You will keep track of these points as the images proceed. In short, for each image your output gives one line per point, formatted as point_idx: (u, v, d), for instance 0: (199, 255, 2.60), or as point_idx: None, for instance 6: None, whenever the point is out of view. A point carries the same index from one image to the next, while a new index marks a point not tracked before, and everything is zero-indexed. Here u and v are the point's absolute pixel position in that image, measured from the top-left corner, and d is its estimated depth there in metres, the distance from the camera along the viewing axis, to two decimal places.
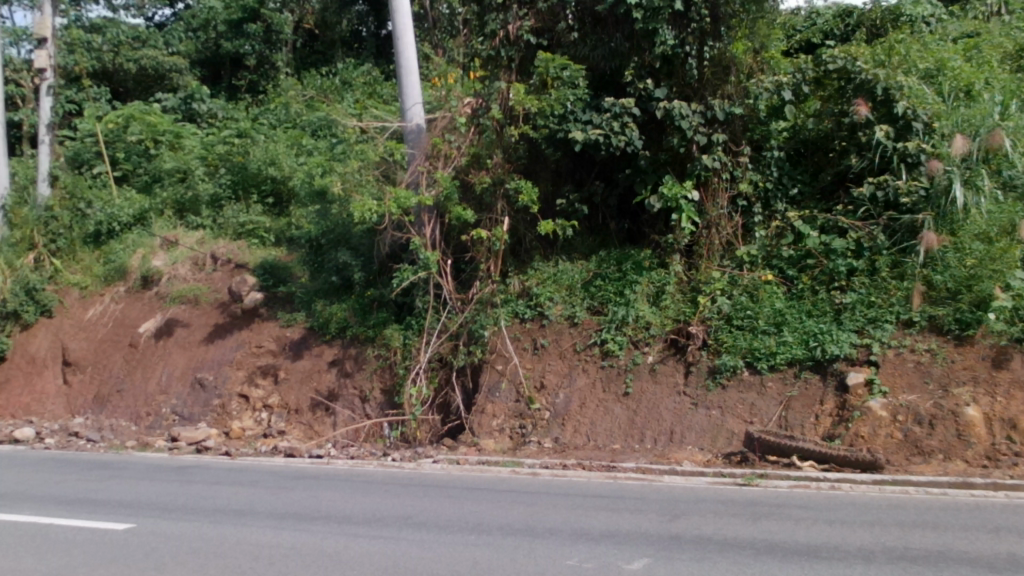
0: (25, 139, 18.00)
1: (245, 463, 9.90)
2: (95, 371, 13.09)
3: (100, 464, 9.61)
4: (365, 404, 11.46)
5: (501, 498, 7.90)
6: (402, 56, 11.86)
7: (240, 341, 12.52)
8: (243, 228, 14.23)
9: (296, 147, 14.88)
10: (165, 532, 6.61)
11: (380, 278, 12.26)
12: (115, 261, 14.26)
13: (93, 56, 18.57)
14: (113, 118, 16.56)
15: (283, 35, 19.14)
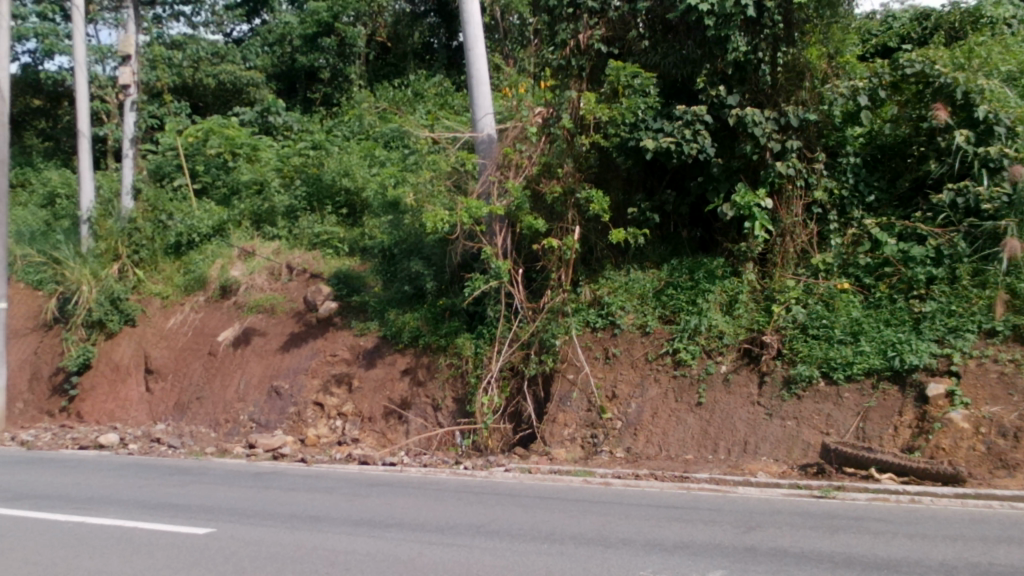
0: (110, 154, 18.56)
1: (320, 470, 10.03)
2: (176, 378, 13.42)
3: (180, 469, 9.82)
4: (437, 412, 11.53)
5: (573, 508, 7.87)
6: (474, 66, 11.92)
7: (315, 350, 12.70)
8: (318, 238, 14.43)
9: (369, 159, 15.17)
10: (244, 537, 6.73)
11: (452, 287, 12.35)
12: (195, 271, 14.60)
13: (174, 72, 19.08)
14: (193, 132, 17.09)
15: (356, 48, 19.37)
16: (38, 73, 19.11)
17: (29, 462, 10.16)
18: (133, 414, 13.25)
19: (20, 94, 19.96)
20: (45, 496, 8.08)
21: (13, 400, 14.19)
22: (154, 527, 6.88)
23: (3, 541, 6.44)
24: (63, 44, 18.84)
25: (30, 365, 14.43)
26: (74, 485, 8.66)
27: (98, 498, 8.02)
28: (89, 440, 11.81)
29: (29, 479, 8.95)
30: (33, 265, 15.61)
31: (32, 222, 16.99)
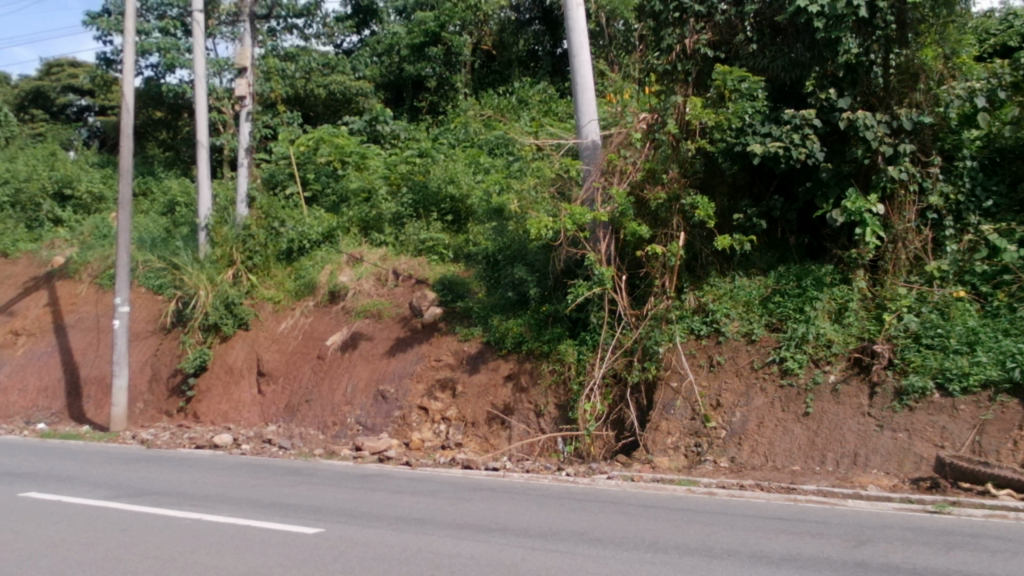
0: (226, 163, 19.15)
1: (425, 473, 10.17)
2: (286, 381, 13.77)
3: (291, 470, 10.08)
4: (540, 418, 11.54)
5: (676, 516, 7.81)
6: (578, 74, 11.87)
7: (420, 354, 12.88)
8: (424, 245, 14.65)
9: (474, 166, 15.52)
10: (352, 537, 6.87)
11: (555, 293, 12.34)
12: (306, 277, 14.97)
13: (287, 83, 19.61)
14: (304, 142, 17.60)
15: (463, 57, 19.54)
16: (160, 86, 19.89)
17: (149, 460, 10.56)
18: (246, 415, 13.63)
19: (144, 106, 20.82)
20: (164, 493, 8.39)
21: (134, 400, 14.71)
22: (266, 526, 7.07)
23: (126, 535, 6.70)
24: (183, 57, 19.54)
25: (151, 366, 14.96)
26: (190, 483, 8.97)
27: (213, 496, 8.29)
28: (205, 440, 12.21)
29: (150, 477, 9.30)
30: (154, 271, 16.21)
31: (153, 229, 17.70)
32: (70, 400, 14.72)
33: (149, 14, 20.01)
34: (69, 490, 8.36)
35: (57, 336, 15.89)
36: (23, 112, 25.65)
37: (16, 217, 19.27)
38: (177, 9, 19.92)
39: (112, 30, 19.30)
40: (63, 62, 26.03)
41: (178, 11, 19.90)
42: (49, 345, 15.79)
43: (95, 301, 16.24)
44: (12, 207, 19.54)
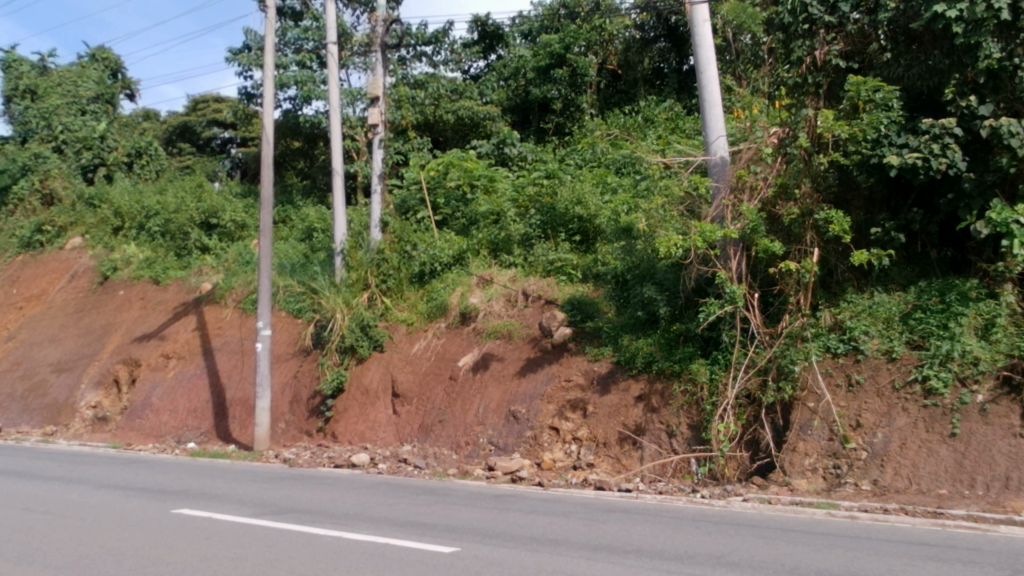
0: (360, 190, 19.67)
1: (558, 494, 10.17)
2: (420, 402, 13.96)
3: (426, 490, 10.24)
4: (672, 438, 11.37)
5: (816, 541, 7.58)
6: (706, 89, 11.74)
7: (551, 374, 12.91)
8: (553, 266, 14.72)
9: (601, 187, 15.66)
10: (488, 557, 6.91)
11: (686, 312, 12.21)
12: (437, 298, 15.23)
13: (417, 110, 20.03)
14: (434, 166, 17.98)
15: (588, 77, 19.77)
16: (298, 117, 20.63)
17: (291, 479, 10.91)
18: (382, 435, 13.87)
19: (283, 137, 21.64)
20: (306, 511, 8.65)
21: (276, 420, 15.16)
22: (403, 545, 7.19)
23: (270, 551, 6.92)
24: (319, 89, 20.22)
25: (291, 388, 15.40)
26: (331, 502, 9.21)
27: (352, 515, 8.49)
28: (343, 459, 12.52)
29: (292, 495, 9.60)
30: (294, 295, 16.77)
31: (292, 255, 18.34)
32: (217, 420, 15.32)
33: (286, 48, 20.80)
34: (218, 507, 8.70)
35: (204, 358, 16.59)
36: (172, 146, 27.13)
37: (167, 246, 20.23)
38: (312, 42, 20.61)
39: (253, 65, 20.17)
40: (208, 98, 27.33)
41: (313, 44, 20.61)
42: (197, 367, 16.49)
43: (240, 325, 16.92)
44: (163, 236, 20.55)
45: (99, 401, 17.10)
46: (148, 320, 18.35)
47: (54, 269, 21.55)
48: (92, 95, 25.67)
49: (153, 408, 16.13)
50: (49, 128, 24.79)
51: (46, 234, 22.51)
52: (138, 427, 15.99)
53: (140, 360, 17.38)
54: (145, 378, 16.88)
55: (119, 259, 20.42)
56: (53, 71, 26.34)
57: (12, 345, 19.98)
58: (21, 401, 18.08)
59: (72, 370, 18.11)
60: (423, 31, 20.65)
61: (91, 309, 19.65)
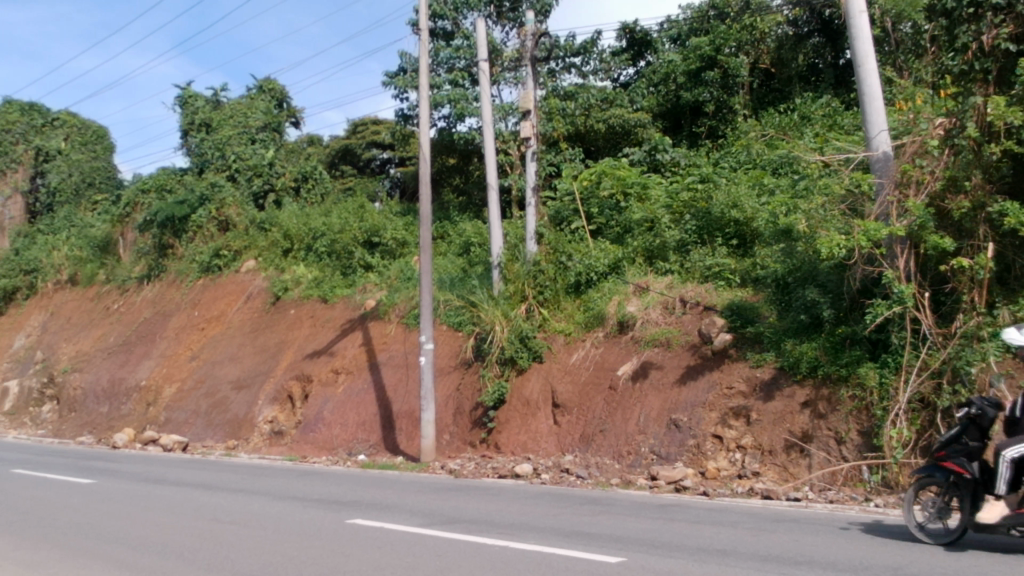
0: (514, 204, 19.97)
1: (724, 503, 9.99)
2: (581, 412, 13.96)
3: (590, 499, 10.25)
4: (842, 446, 10.97)
5: (1002, 552, 7.17)
6: (865, 83, 11.25)
7: (712, 382, 12.70)
8: (710, 271, 14.54)
9: (758, 189, 15.46)
10: (655, 567, 6.86)
11: (852, 314, 11.83)
12: (594, 308, 15.23)
13: (568, 121, 20.10)
14: (587, 176, 18.07)
15: (741, 78, 19.52)
16: (452, 135, 21.09)
17: (458, 489, 11.13)
18: (544, 445, 13.91)
19: (439, 154, 22.27)
20: (473, 521, 8.81)
21: (441, 432, 15.44)
22: (569, 555, 7.22)
23: (441, 561, 7.07)
24: (472, 106, 20.66)
25: (454, 401, 15.61)
26: (497, 512, 9.34)
27: (518, 524, 8.59)
28: (507, 470, 12.68)
29: (459, 505, 9.79)
30: (453, 309, 17.09)
31: (452, 270, 18.73)
32: (385, 433, 15.76)
33: (439, 68, 21.29)
34: (389, 517, 8.96)
35: (371, 373, 17.11)
36: (335, 170, 28.25)
37: (333, 266, 21.05)
38: (464, 60, 21.05)
39: (408, 87, 20.79)
40: (367, 122, 28.32)
41: (465, 63, 21.02)
42: (364, 382, 17.03)
43: (404, 340, 17.37)
44: (329, 256, 21.37)
45: (275, 416, 17.88)
46: (318, 337, 19.08)
47: (230, 291, 22.73)
48: (261, 124, 26.99)
49: (324, 422, 16.75)
50: (223, 158, 26.13)
51: (223, 258, 23.75)
52: (311, 440, 16.64)
53: (311, 375, 18.09)
54: (317, 394, 17.53)
55: (290, 280, 21.35)
56: (225, 104, 27.85)
57: (195, 364, 21.15)
58: (205, 417, 19.12)
59: (250, 387, 19.02)
60: (572, 43, 20.77)
61: (265, 328, 20.60)
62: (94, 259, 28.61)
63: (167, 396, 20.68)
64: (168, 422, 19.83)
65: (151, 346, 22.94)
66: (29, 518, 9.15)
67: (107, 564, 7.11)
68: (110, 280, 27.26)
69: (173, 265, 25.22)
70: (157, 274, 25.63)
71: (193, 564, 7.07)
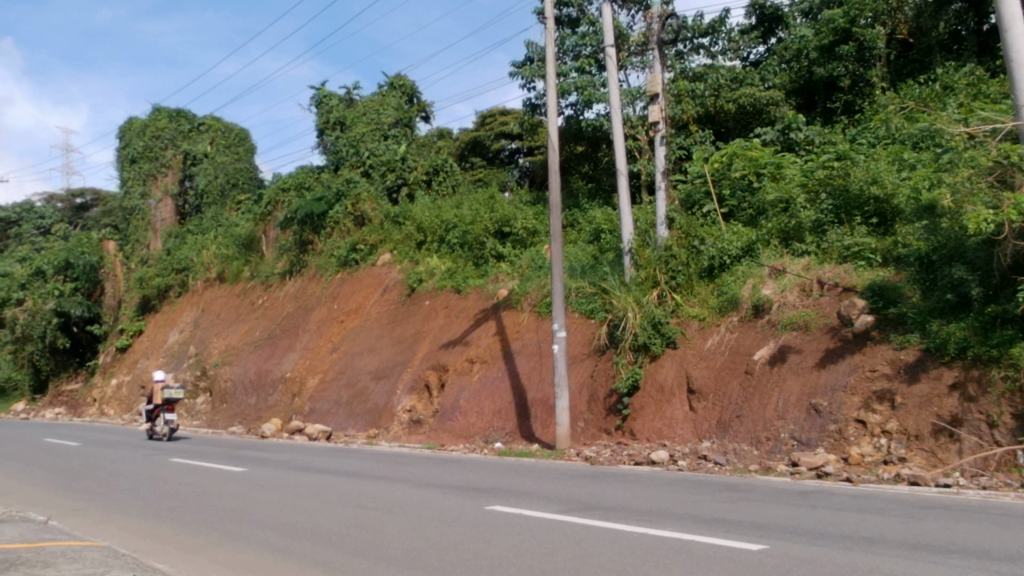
0: (644, 187, 19.83)
1: (870, 490, 9.69)
2: (717, 398, 13.69)
3: (729, 486, 10.11)
4: (994, 430, 10.45)
5: None
6: (1011, 48, 10.73)
7: (853, 365, 12.33)
8: (849, 251, 14.11)
9: (898, 163, 15.00)
10: (797, 555, 6.72)
11: (1002, 292, 11.37)
12: (728, 292, 14.98)
13: (697, 102, 19.80)
14: (718, 158, 17.80)
15: (876, 50, 18.78)
16: (580, 122, 21.09)
17: (594, 476, 11.17)
18: (679, 432, 13.71)
19: (567, 142, 22.29)
20: (612, 508, 8.81)
21: (576, 419, 15.30)
22: (711, 542, 7.13)
23: (580, 547, 7.10)
24: (599, 92, 20.56)
25: (588, 388, 15.48)
26: (634, 499, 9.33)
27: (657, 511, 8.55)
28: (643, 457, 12.63)
29: (596, 492, 9.82)
30: (585, 296, 17.04)
31: (583, 256, 18.73)
32: (521, 420, 15.88)
33: (565, 56, 21.29)
34: (527, 504, 9.06)
35: (506, 361, 17.27)
36: (465, 161, 28.71)
37: (465, 256, 21.34)
38: (590, 47, 20.97)
39: (535, 77, 20.84)
40: (495, 112, 28.70)
41: (591, 49, 20.96)
42: (500, 370, 17.18)
43: (537, 328, 17.47)
44: (462, 247, 21.68)
45: (414, 405, 18.24)
46: (452, 327, 19.39)
47: (368, 284, 23.29)
48: (392, 120, 27.50)
49: (461, 410, 17.01)
50: (357, 155, 26.86)
51: (360, 252, 24.37)
52: (449, 428, 16.90)
53: (447, 365, 18.40)
54: (453, 383, 17.83)
55: (424, 272, 21.75)
56: (358, 102, 28.59)
57: (337, 355, 21.77)
58: (347, 407, 19.69)
59: (389, 376, 19.48)
60: (699, 23, 20.39)
61: (402, 319, 21.05)
62: (239, 257, 29.79)
63: (311, 386, 21.40)
64: (313, 412, 20.52)
65: (295, 338, 23.76)
66: (189, 504, 9.65)
67: (262, 548, 7.43)
68: (255, 276, 28.31)
69: (313, 260, 26.02)
70: (298, 270, 26.47)
71: (341, 549, 7.29)
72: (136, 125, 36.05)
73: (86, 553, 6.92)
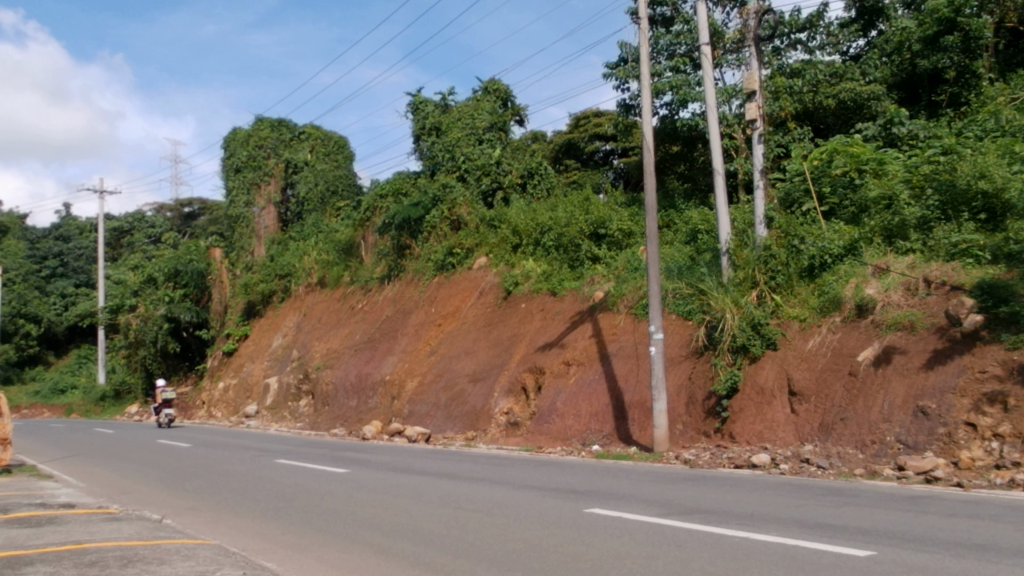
0: (741, 187, 19.58)
1: (982, 495, 9.34)
2: (819, 400, 13.38)
3: (833, 491, 9.89)
4: None
5: None
6: None
7: (962, 366, 11.95)
8: (957, 249, 13.67)
9: (1007, 157, 14.47)
10: (907, 561, 6.52)
11: None
12: (830, 292, 14.65)
13: (796, 99, 19.37)
14: (818, 155, 17.41)
15: (984, 40, 18.16)
16: (675, 122, 20.91)
17: (694, 479, 11.05)
18: (781, 434, 13.43)
19: (662, 142, 22.09)
20: (713, 511, 8.71)
21: (674, 421, 15.12)
22: (815, 547, 6.98)
23: (680, 551, 7.04)
24: (695, 91, 20.37)
25: (686, 390, 15.30)
26: (735, 503, 9.20)
27: (758, 516, 8.41)
28: (743, 460, 12.43)
29: (697, 495, 9.70)
30: (682, 297, 16.88)
31: (679, 257, 18.55)
32: (618, 423, 15.80)
33: (660, 55, 21.06)
34: (626, 507, 9.02)
35: (603, 364, 17.20)
36: (559, 163, 28.76)
37: (561, 258, 21.37)
38: (685, 46, 20.75)
39: (629, 78, 20.75)
40: (589, 114, 28.64)
41: (686, 48, 20.74)
42: (596, 373, 17.14)
43: (634, 330, 17.35)
44: (557, 250, 21.71)
45: (511, 407, 18.33)
46: (549, 330, 19.41)
47: (465, 287, 23.49)
48: (487, 124, 27.62)
49: (558, 412, 17.01)
50: (453, 159, 27.13)
51: (456, 256, 24.59)
52: (546, 430, 16.92)
53: (544, 367, 18.43)
54: (551, 385, 17.83)
55: (520, 274, 21.84)
56: (453, 108, 28.91)
57: (435, 358, 22.01)
58: (446, 409, 19.88)
59: (486, 379, 19.61)
60: (797, 18, 19.97)
61: (499, 322, 21.16)
62: (339, 262, 30.34)
63: (410, 389, 21.68)
64: (412, 414, 20.78)
65: (394, 342, 24.11)
66: (294, 504, 9.89)
67: (365, 548, 7.56)
68: (355, 281, 28.83)
69: (410, 264, 26.38)
70: (396, 274, 26.87)
71: (443, 550, 7.37)
72: (240, 135, 37.04)
73: (199, 550, 7.14)
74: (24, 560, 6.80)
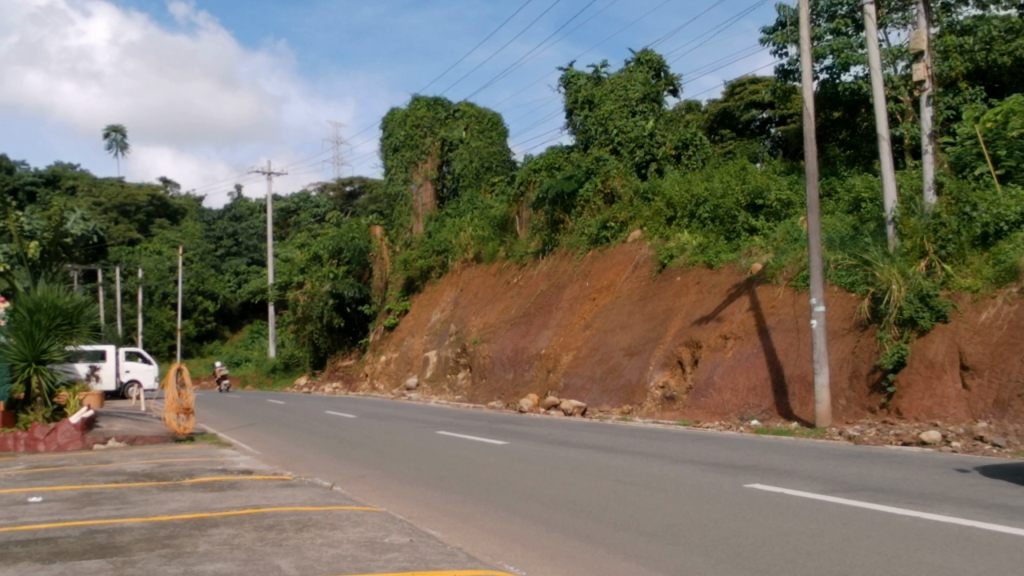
0: (908, 153, 18.74)
1: None
2: (994, 374, 12.69)
3: (1011, 470, 9.37)
4: None
5: None
6: None
7: None
8: None
9: None
10: None
11: None
12: (1005, 261, 13.94)
13: (967, 58, 18.35)
14: (991, 116, 16.37)
15: None
16: (836, 86, 20.14)
17: (861, 456, 10.70)
18: (952, 411, 12.83)
19: (823, 108, 21.38)
20: (881, 489, 8.41)
21: (836, 396, 14.63)
22: (991, 529, 6.65)
23: (847, 530, 6.82)
24: (857, 53, 19.54)
25: (850, 364, 14.79)
26: (904, 481, 8.85)
27: (930, 495, 8.07)
28: (912, 437, 11.95)
29: (862, 472, 9.39)
30: (844, 268, 16.33)
31: (842, 227, 17.91)
32: (778, 398, 15.45)
33: (820, 17, 20.42)
34: (789, 483, 8.83)
35: (761, 337, 16.83)
36: (714, 133, 28.28)
37: (717, 230, 21.00)
38: (846, 6, 19.96)
39: (788, 42, 20.11)
40: (744, 81, 27.95)
41: (847, 9, 19.92)
42: (755, 346, 16.78)
43: (794, 303, 16.89)
44: (713, 221, 21.36)
45: (667, 381, 18.20)
46: (705, 303, 19.11)
47: (619, 261, 23.36)
48: (640, 95, 27.10)
49: (715, 386, 16.76)
50: (606, 132, 26.99)
51: (610, 230, 24.48)
52: (703, 405, 16.73)
53: (701, 341, 18.18)
54: (707, 359, 17.60)
55: (675, 247, 21.54)
56: (606, 80, 28.69)
57: (589, 332, 22.05)
58: (601, 383, 19.92)
59: (642, 353, 19.52)
60: None
61: (654, 296, 20.97)
62: (494, 237, 30.71)
63: (565, 363, 21.80)
64: (567, 387, 20.92)
65: (549, 316, 24.28)
66: (455, 475, 10.14)
67: (526, 519, 7.66)
68: (510, 256, 29.10)
69: (564, 239, 26.44)
70: (550, 248, 27.01)
71: (603, 523, 7.38)
72: (398, 116, 37.89)
73: (368, 517, 7.39)
74: (208, 523, 7.20)
